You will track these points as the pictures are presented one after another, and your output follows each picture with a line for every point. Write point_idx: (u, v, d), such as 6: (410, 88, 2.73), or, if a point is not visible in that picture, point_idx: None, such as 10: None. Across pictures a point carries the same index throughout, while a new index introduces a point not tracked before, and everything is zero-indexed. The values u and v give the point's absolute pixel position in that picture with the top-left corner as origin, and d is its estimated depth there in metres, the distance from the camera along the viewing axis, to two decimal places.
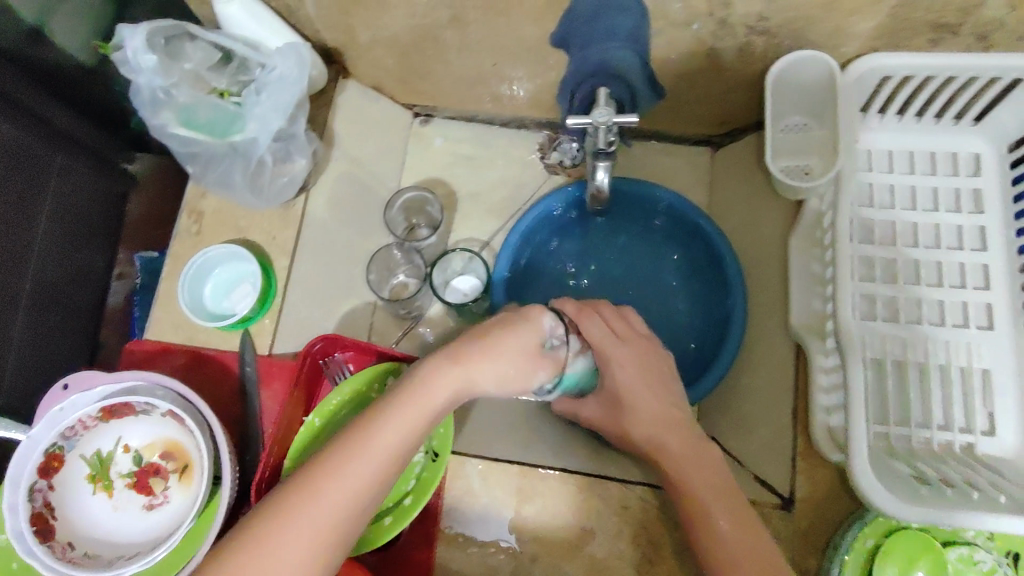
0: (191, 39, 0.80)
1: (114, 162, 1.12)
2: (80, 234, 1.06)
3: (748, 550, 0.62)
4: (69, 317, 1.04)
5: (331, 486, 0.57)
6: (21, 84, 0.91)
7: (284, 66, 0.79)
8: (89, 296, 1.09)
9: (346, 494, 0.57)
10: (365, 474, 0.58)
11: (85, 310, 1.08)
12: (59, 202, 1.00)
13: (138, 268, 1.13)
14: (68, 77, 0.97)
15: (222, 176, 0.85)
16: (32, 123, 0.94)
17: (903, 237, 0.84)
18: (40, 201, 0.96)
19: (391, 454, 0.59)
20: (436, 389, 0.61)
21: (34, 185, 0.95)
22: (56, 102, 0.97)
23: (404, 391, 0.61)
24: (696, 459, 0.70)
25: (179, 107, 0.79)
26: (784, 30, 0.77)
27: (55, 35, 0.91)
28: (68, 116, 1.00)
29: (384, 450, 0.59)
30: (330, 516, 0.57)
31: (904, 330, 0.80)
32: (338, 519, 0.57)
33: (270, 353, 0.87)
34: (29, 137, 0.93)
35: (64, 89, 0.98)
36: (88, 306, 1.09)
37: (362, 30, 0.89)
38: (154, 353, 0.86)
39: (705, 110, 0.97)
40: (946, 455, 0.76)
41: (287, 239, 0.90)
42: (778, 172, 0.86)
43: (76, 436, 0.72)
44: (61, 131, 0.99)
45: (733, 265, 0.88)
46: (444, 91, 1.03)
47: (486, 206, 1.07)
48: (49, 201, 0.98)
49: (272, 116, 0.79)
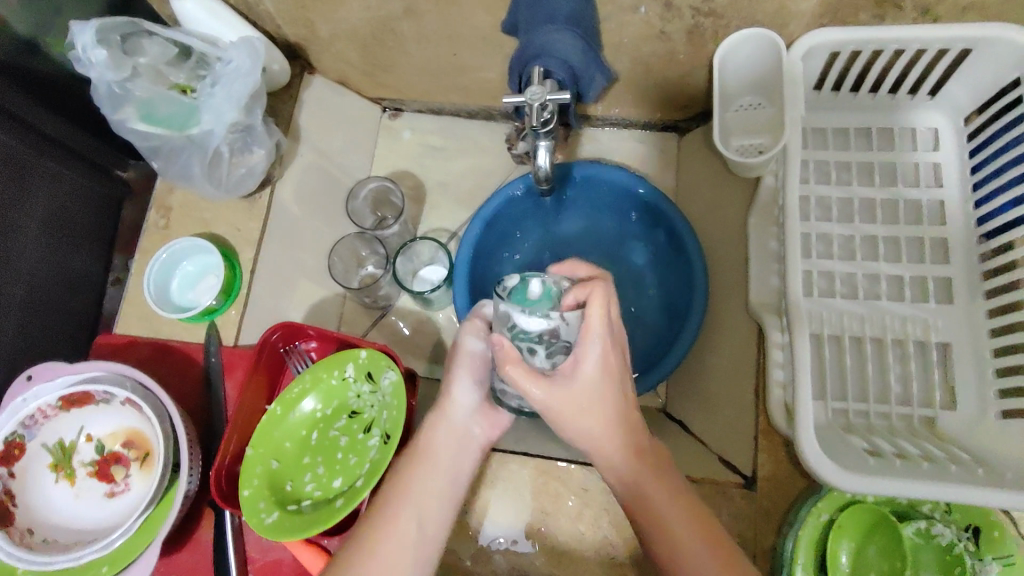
0: (148, 34, 0.82)
1: (108, 169, 1.03)
2: (73, 240, 0.97)
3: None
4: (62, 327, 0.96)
5: (391, 524, 0.64)
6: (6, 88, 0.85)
7: (239, 59, 0.81)
8: (85, 307, 1.00)
9: (401, 542, 0.64)
10: (410, 521, 0.64)
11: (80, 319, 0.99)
12: (50, 208, 0.93)
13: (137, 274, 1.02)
14: (55, 82, 0.91)
15: (183, 170, 0.86)
16: (19, 128, 0.87)
17: (861, 213, 0.84)
18: (26, 206, 0.89)
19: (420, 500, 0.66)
20: (437, 435, 0.70)
21: (21, 191, 0.87)
22: (42, 107, 0.91)
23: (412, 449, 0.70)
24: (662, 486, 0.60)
25: (138, 102, 0.81)
26: (729, 10, 0.77)
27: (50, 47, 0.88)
28: (57, 122, 0.93)
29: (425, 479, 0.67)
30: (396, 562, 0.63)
31: (862, 306, 0.80)
32: (401, 563, 0.63)
33: (235, 344, 0.88)
34: (17, 143, 0.87)
35: (50, 94, 0.91)
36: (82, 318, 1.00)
37: (321, 24, 0.91)
38: (122, 345, 0.89)
39: (667, 94, 0.97)
40: (904, 430, 0.75)
41: (252, 230, 0.92)
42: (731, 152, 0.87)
43: (36, 425, 0.73)
44: (50, 136, 0.92)
45: (692, 247, 0.88)
46: (410, 84, 1.04)
47: (454, 196, 1.08)
48: (38, 206, 0.91)
49: (225, 107, 0.81)
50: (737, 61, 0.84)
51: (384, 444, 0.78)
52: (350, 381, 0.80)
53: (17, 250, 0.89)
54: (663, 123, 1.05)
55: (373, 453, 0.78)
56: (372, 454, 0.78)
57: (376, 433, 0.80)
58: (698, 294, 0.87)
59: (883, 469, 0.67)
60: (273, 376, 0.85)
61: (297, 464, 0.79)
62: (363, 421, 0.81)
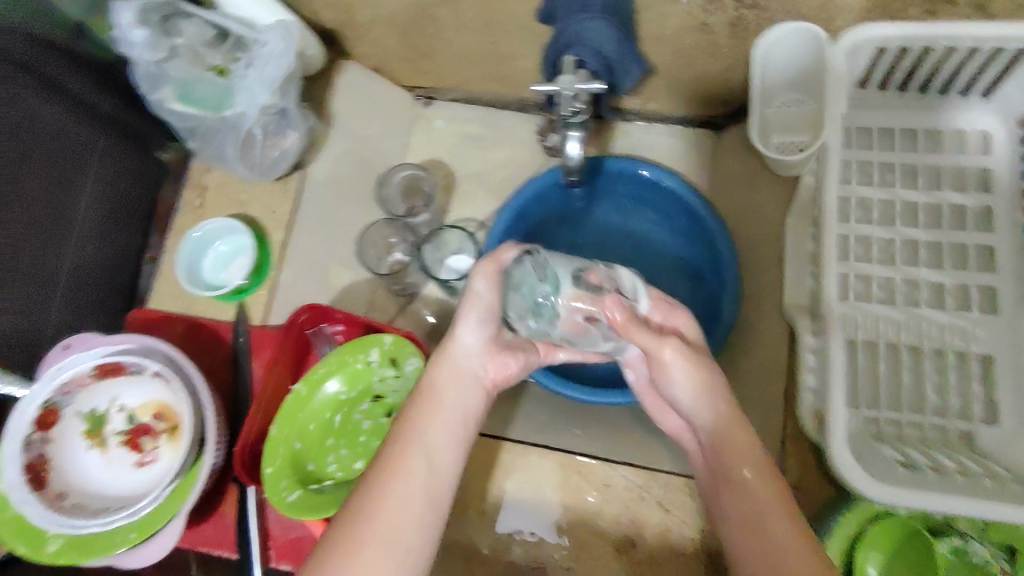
0: (186, 16, 0.82)
1: (152, 149, 0.97)
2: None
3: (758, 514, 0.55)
4: (100, 297, 0.91)
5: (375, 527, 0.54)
6: (36, 51, 0.81)
7: (274, 41, 0.81)
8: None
9: (398, 525, 0.55)
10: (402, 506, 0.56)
11: (117, 292, 0.93)
12: (103, 185, 0.89)
13: None
14: (97, 62, 0.88)
15: (217, 149, 0.88)
16: (70, 103, 0.85)
17: (903, 216, 0.81)
18: (76, 179, 0.86)
19: (405, 491, 0.56)
20: (439, 371, 0.65)
21: (69, 165, 0.85)
22: (87, 77, 0.87)
23: (399, 441, 0.59)
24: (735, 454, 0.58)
25: (177, 82, 0.82)
26: (773, 2, 0.75)
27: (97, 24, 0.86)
28: (106, 95, 0.89)
29: (414, 475, 0.57)
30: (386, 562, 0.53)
31: (900, 313, 0.77)
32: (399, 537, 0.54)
33: (263, 324, 0.90)
34: (66, 117, 0.84)
35: (92, 64, 0.87)
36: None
37: (360, 9, 0.91)
38: (154, 320, 0.90)
39: (708, 88, 0.95)
40: (939, 442, 0.73)
41: (285, 213, 0.94)
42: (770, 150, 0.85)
43: (71, 392, 0.74)
44: (101, 113, 0.89)
45: (724, 243, 0.86)
46: (447, 71, 1.04)
47: (486, 186, 1.07)
48: (88, 184, 0.87)
49: (258, 89, 0.82)
50: (776, 53, 0.82)
51: None
52: (374, 366, 0.80)
53: (70, 218, 0.86)
54: (702, 119, 1.02)
55: None
56: None
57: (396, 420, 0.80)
58: (728, 292, 0.85)
59: (915, 484, 0.64)
60: (300, 357, 0.86)
61: (318, 445, 0.79)
62: (385, 406, 0.82)
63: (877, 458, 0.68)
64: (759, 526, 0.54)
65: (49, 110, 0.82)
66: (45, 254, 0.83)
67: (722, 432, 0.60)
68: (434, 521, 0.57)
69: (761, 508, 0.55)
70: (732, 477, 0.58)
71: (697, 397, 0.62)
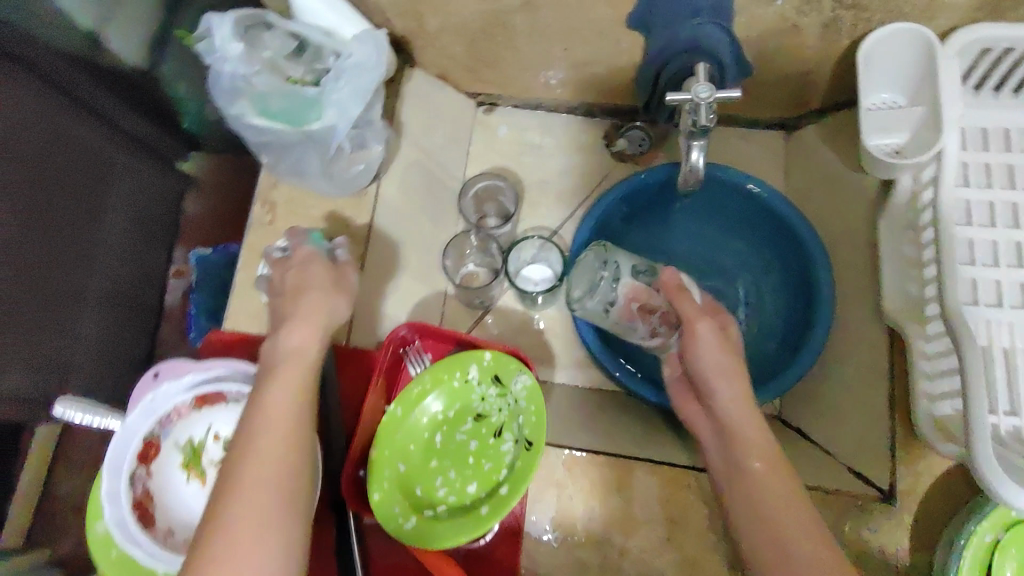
0: (268, 27, 0.80)
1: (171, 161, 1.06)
2: (143, 234, 1.05)
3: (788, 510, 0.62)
4: (133, 316, 1.04)
5: (261, 475, 0.55)
6: (87, 84, 0.89)
7: (364, 51, 0.79)
8: (151, 295, 1.07)
9: (254, 503, 0.54)
10: (282, 481, 0.55)
11: (146, 311, 1.06)
12: (127, 203, 1.02)
13: (195, 266, 1.08)
14: (125, 80, 0.92)
15: (296, 163, 0.85)
16: (97, 123, 0.93)
17: (1003, 217, 0.80)
18: (101, 201, 0.97)
19: (279, 451, 0.56)
20: (296, 370, 0.62)
21: (98, 186, 0.96)
22: (125, 105, 0.95)
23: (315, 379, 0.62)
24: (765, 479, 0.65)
25: (263, 96, 0.79)
26: (874, 3, 0.74)
27: (110, 41, 0.87)
28: (137, 119, 0.97)
29: (284, 439, 0.57)
30: (267, 526, 0.53)
31: (1008, 314, 0.77)
32: (269, 517, 0.54)
33: (346, 342, 0.86)
34: (97, 139, 0.94)
35: (126, 91, 0.93)
36: (147, 306, 1.07)
37: (433, 18, 0.89)
38: (233, 343, 0.87)
39: (785, 90, 0.94)
40: None
41: (360, 227, 0.91)
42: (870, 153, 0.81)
43: (171, 423, 0.72)
44: (127, 132, 0.97)
45: (819, 256, 0.87)
46: (513, 78, 1.02)
47: (554, 193, 1.06)
48: (111, 202, 0.99)
49: (350, 102, 0.79)
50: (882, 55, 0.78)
51: (524, 450, 0.77)
52: (473, 383, 0.78)
53: (99, 240, 0.98)
54: (772, 121, 1.03)
55: (510, 458, 0.78)
56: (508, 459, 0.78)
57: (511, 439, 0.78)
58: (823, 300, 0.85)
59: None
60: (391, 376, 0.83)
61: (425, 468, 0.77)
62: (491, 424, 0.79)
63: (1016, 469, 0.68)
64: (780, 526, 0.61)
65: (87, 135, 0.92)
66: (80, 270, 0.96)
67: (737, 417, 0.71)
68: (297, 498, 0.56)
69: (759, 490, 0.64)
70: (747, 486, 0.66)
71: (722, 379, 0.73)
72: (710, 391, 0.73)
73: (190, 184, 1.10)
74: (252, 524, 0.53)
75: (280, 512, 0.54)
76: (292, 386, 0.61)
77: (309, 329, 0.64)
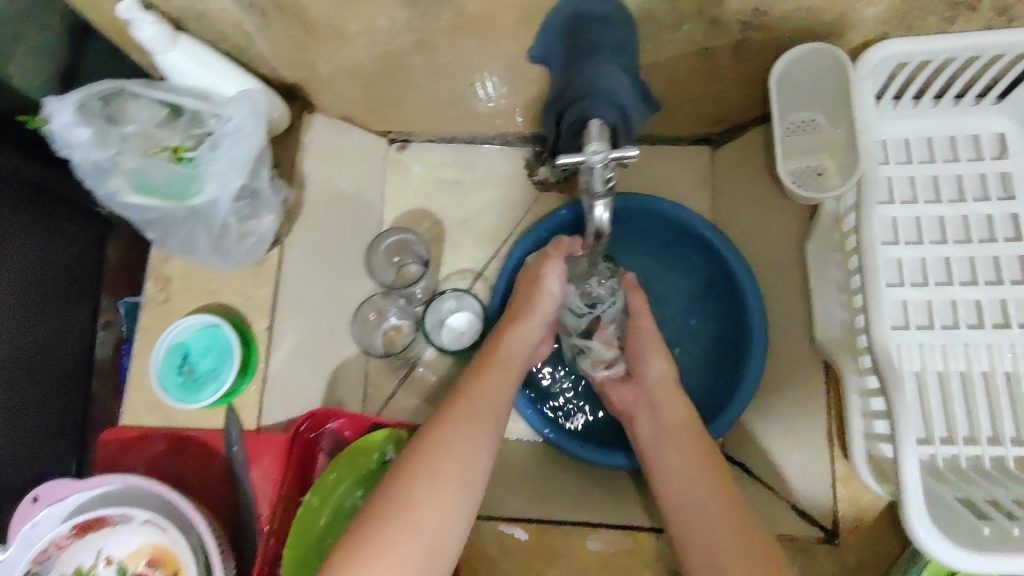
0: (130, 96, 0.71)
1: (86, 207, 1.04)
2: (49, 285, 0.99)
3: (684, 454, 0.70)
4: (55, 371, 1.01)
5: (416, 488, 0.60)
6: None
7: (239, 114, 0.71)
8: (80, 351, 1.06)
9: (427, 504, 0.60)
10: (442, 489, 0.61)
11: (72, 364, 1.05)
12: (37, 252, 0.95)
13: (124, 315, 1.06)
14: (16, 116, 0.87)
15: (182, 241, 0.77)
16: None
17: (929, 232, 0.77)
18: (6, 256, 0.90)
19: (450, 462, 0.63)
20: (477, 399, 0.69)
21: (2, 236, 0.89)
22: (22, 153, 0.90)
23: (463, 408, 0.68)
24: (671, 437, 0.72)
25: (130, 174, 0.71)
26: (783, 23, 0.70)
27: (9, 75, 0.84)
28: (35, 164, 0.92)
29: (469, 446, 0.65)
30: (425, 538, 0.58)
31: (940, 336, 0.74)
32: (444, 524, 0.60)
33: (258, 427, 0.80)
34: None
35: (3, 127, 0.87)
36: (78, 363, 1.06)
37: (320, 63, 0.82)
38: (132, 440, 0.80)
39: (705, 109, 0.89)
40: (995, 471, 0.70)
41: (263, 297, 0.83)
42: (790, 181, 0.80)
43: (51, 557, 0.65)
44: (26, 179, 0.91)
45: (746, 277, 0.83)
46: (420, 115, 0.95)
47: (476, 233, 0.99)
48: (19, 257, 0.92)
49: (231, 173, 0.71)
50: (790, 73, 0.77)
51: None
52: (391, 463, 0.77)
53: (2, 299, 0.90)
54: (696, 135, 0.97)
55: None
56: None
57: None
58: (755, 331, 0.82)
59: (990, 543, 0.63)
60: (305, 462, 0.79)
61: None
62: None
63: (952, 515, 0.66)
64: (694, 475, 0.67)
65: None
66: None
67: (666, 402, 0.76)
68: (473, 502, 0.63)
69: (688, 483, 0.67)
70: (674, 434, 0.72)
71: (653, 355, 0.79)
72: (643, 369, 0.79)
73: (109, 228, 1.10)
74: (439, 527, 0.59)
75: (454, 505, 0.61)
76: (472, 414, 0.68)
77: (558, 298, 0.81)
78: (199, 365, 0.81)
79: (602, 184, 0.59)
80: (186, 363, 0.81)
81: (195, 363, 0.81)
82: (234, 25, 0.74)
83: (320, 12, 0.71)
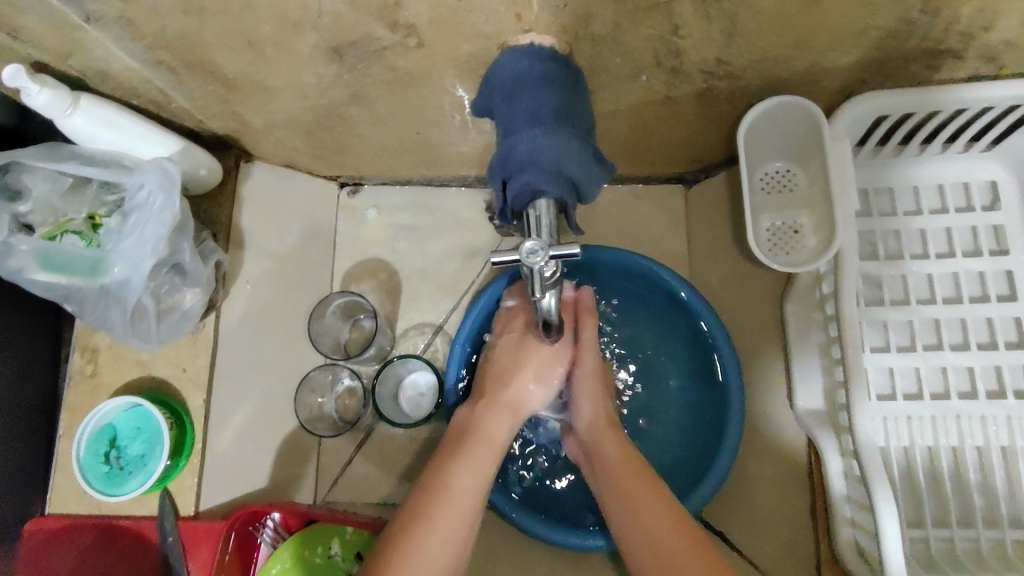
0: (28, 168, 0.66)
1: None
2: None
3: (627, 491, 0.62)
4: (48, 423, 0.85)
5: (438, 524, 0.57)
6: None
7: (148, 186, 0.66)
8: (31, 406, 0.83)
9: (447, 539, 0.57)
10: (458, 516, 0.59)
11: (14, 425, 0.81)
12: None
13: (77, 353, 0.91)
14: None
15: (95, 322, 0.70)
16: None
17: (916, 290, 0.71)
18: None
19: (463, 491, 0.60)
20: (495, 421, 0.67)
21: None
22: None
23: (477, 434, 0.65)
24: (614, 470, 0.64)
25: (30, 252, 0.65)
26: (750, 72, 0.63)
27: None
28: None
29: (477, 473, 0.62)
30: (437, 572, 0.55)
31: (930, 408, 0.68)
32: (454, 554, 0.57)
33: (196, 514, 0.74)
34: None
35: None
36: (41, 417, 0.84)
37: (252, 116, 0.75)
38: (59, 531, 0.74)
39: (675, 153, 0.82)
40: (992, 557, 0.64)
41: (199, 369, 0.76)
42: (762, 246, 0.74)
43: None
44: None
45: (722, 339, 0.76)
46: (369, 160, 0.88)
47: (436, 283, 0.93)
48: None
49: (141, 253, 0.66)
50: (761, 126, 0.71)
51: None
52: (338, 559, 0.71)
53: None
54: (669, 175, 0.88)
55: None
56: None
57: None
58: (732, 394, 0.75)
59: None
60: (245, 553, 0.75)
61: None
62: None
63: None
64: (641, 517, 0.59)
65: None
66: None
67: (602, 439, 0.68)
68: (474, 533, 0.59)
69: (643, 502, 0.61)
70: (620, 469, 0.64)
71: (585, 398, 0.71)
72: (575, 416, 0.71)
73: None
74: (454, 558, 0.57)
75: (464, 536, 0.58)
76: (485, 437, 0.65)
77: (541, 399, 0.70)
78: (127, 450, 0.75)
79: (541, 283, 0.52)
80: (112, 450, 0.75)
81: (122, 449, 0.75)
82: (148, 83, 0.67)
83: (240, 69, 0.64)
